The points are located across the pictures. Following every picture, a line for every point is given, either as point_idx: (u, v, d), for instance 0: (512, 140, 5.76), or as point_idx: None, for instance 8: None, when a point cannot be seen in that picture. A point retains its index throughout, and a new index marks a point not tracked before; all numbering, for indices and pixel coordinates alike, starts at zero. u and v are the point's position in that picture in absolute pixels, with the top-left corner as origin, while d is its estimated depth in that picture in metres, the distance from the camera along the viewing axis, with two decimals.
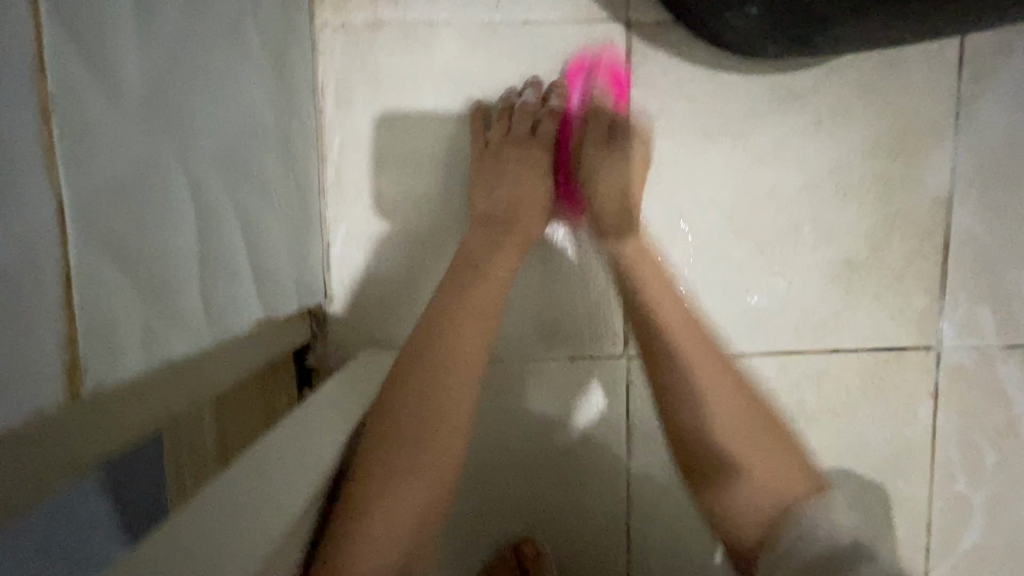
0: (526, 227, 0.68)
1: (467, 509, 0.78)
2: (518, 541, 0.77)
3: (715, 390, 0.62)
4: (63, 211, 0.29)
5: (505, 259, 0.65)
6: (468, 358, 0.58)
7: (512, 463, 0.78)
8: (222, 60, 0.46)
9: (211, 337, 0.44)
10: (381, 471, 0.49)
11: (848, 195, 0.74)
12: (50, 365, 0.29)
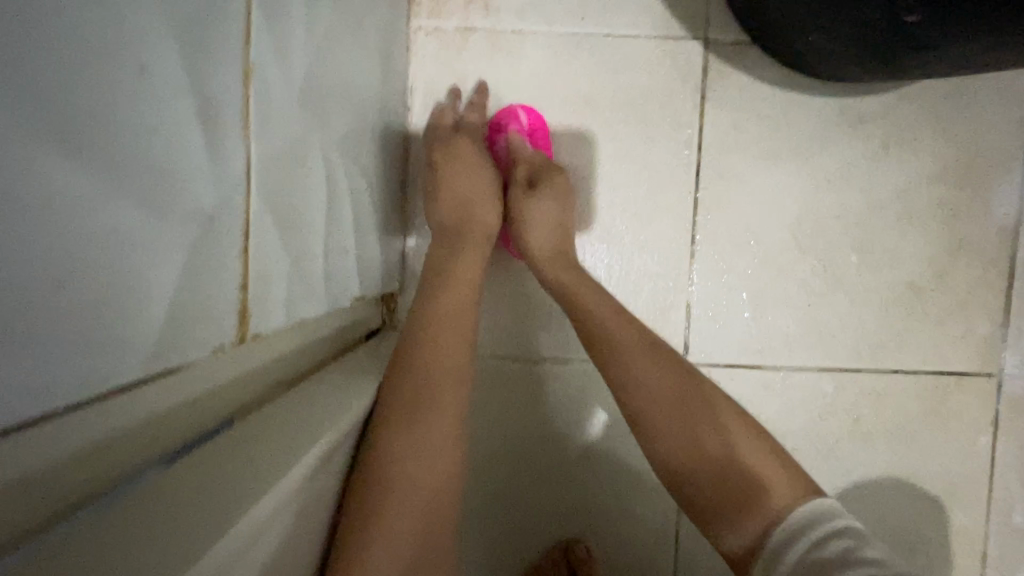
0: (481, 221, 0.65)
1: (518, 507, 0.79)
2: (568, 542, 0.78)
3: (670, 390, 0.56)
4: (250, 166, 0.32)
5: (467, 263, 0.63)
6: (446, 365, 0.56)
7: (565, 463, 0.79)
8: (350, 50, 0.49)
9: (326, 304, 0.47)
10: (372, 493, 0.49)
11: (913, 219, 0.75)
12: (228, 305, 0.31)
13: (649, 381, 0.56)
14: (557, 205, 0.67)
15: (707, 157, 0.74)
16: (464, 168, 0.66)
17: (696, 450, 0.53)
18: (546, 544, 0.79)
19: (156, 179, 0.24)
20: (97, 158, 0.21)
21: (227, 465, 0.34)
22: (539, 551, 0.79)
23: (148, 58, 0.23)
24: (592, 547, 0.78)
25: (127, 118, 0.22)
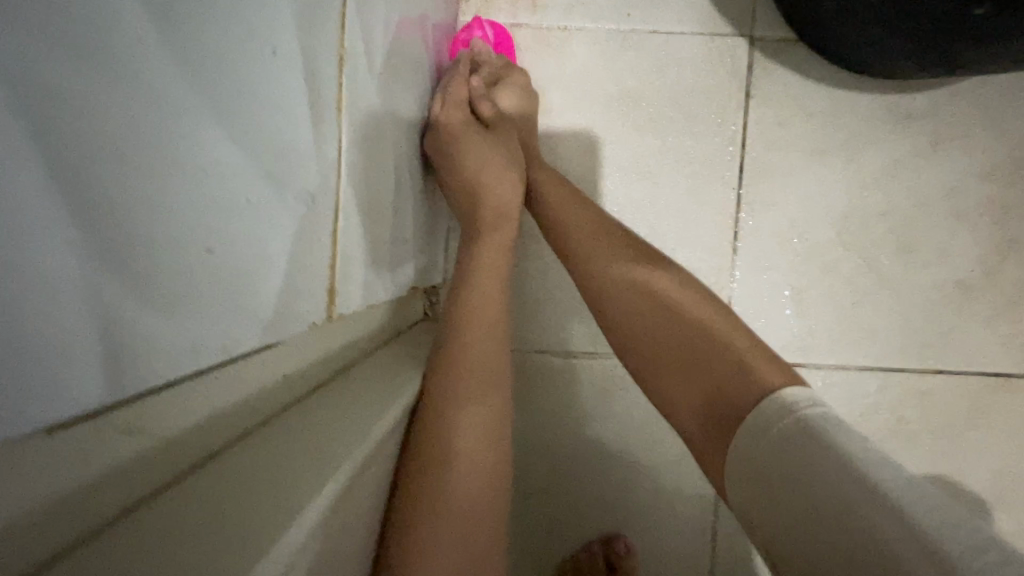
0: (499, 201, 0.61)
1: (556, 502, 0.79)
2: (606, 538, 0.78)
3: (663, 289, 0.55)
4: (342, 150, 0.33)
5: (494, 254, 0.60)
6: (482, 367, 0.54)
7: (604, 458, 0.79)
8: (414, 46, 0.51)
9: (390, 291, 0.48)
10: (426, 470, 0.48)
11: (961, 218, 0.74)
12: (321, 283, 0.32)
13: (654, 334, 0.54)
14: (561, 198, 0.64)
15: (752, 153, 0.74)
16: (477, 142, 0.61)
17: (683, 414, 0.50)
18: (584, 540, 0.79)
19: (287, 155, 0.27)
20: (249, 137, 0.24)
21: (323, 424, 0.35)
22: (576, 546, 0.79)
23: (269, 31, 0.25)
24: (630, 542, 0.78)
25: (268, 105, 0.25)
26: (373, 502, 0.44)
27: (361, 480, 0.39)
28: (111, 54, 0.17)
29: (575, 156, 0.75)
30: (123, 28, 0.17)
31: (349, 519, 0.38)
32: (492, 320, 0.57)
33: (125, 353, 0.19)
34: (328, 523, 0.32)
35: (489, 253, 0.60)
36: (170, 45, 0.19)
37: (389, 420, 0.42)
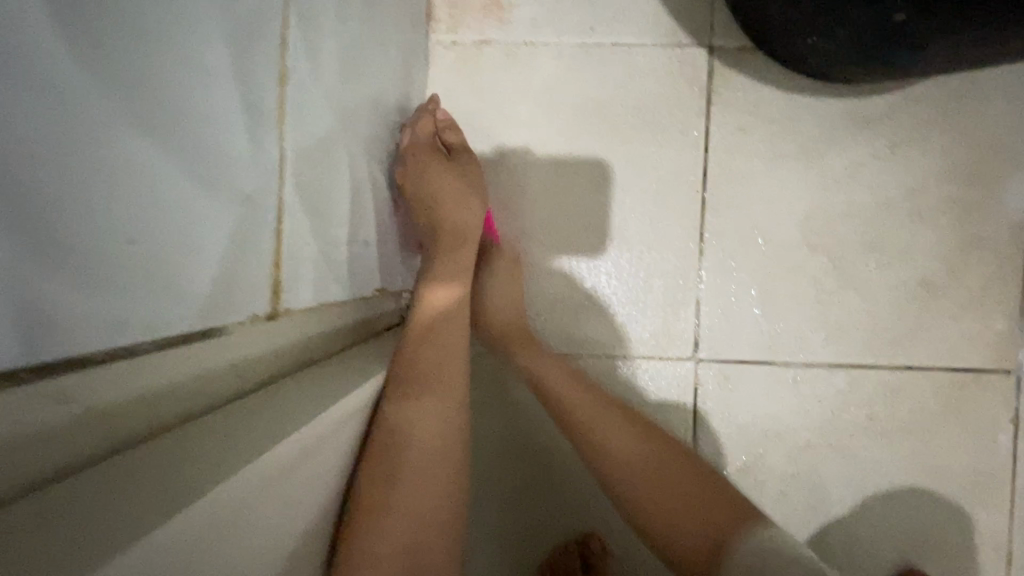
0: (445, 229, 0.65)
1: (532, 501, 0.81)
2: (583, 536, 0.80)
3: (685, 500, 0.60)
4: (285, 159, 0.36)
5: (448, 271, 0.64)
6: (438, 382, 0.57)
7: (577, 457, 0.81)
8: (373, 63, 0.54)
9: (349, 292, 0.50)
10: (375, 478, 0.51)
11: (922, 217, 0.76)
12: (261, 279, 0.34)
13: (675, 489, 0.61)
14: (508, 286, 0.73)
15: (715, 157, 0.77)
16: (440, 175, 0.65)
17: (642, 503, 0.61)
18: (561, 538, 0.81)
19: (215, 157, 0.29)
20: (173, 142, 0.26)
21: (269, 411, 0.37)
22: (553, 545, 0.81)
23: (201, 49, 0.27)
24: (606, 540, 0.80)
25: (195, 117, 0.27)
26: (329, 489, 0.47)
27: (312, 465, 0.42)
28: (28, 71, 0.19)
29: (542, 162, 0.78)
30: (43, 51, 0.20)
31: (298, 500, 0.41)
32: (448, 338, 0.60)
33: (48, 334, 0.21)
34: (265, 498, 0.34)
35: (445, 271, 0.64)
36: (93, 65, 0.22)
37: (340, 411, 0.44)
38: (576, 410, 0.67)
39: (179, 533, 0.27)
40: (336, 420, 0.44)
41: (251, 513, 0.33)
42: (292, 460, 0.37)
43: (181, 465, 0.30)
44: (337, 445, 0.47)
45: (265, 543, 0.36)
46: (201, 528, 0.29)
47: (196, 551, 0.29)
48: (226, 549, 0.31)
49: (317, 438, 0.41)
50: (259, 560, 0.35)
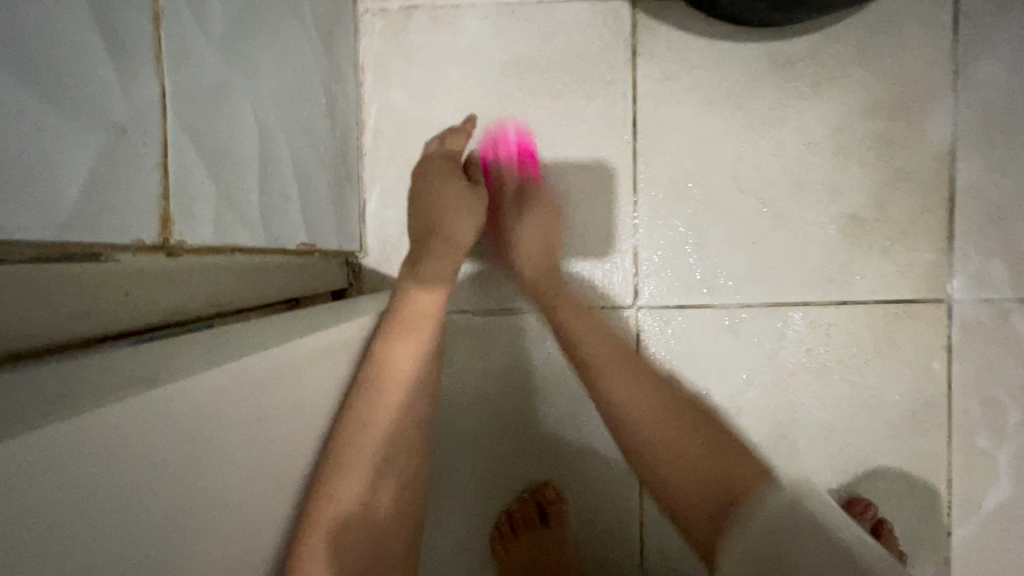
0: (449, 231, 0.70)
1: (489, 456, 0.84)
2: (538, 486, 0.83)
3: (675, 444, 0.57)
4: (164, 98, 0.38)
5: (435, 268, 0.69)
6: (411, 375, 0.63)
7: (530, 412, 0.83)
8: (282, 22, 0.56)
9: (266, 241, 0.52)
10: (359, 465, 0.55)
11: (848, 154, 0.78)
12: (146, 210, 0.37)
13: (672, 428, 0.58)
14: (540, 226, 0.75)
15: (643, 109, 0.79)
16: (446, 191, 0.71)
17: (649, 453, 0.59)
18: (518, 490, 0.84)
19: (83, 94, 0.32)
20: (32, 69, 0.28)
21: (178, 346, 0.40)
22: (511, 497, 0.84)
23: None
24: (561, 488, 0.83)
25: (49, 38, 0.29)
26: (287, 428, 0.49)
27: (276, 400, 0.45)
28: None
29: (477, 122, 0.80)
30: None
31: (266, 429, 0.44)
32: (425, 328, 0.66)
33: None
34: (224, 416, 0.39)
35: (434, 270, 0.69)
36: None
37: (293, 351, 0.48)
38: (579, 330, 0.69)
39: (127, 417, 0.31)
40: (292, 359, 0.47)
41: (213, 435, 0.38)
42: (248, 390, 0.41)
43: (119, 376, 0.33)
44: (300, 387, 0.50)
45: (232, 464, 0.40)
46: (143, 425, 0.32)
47: (145, 444, 0.32)
48: (186, 453, 0.35)
49: (275, 374, 0.45)
50: (227, 477, 0.40)
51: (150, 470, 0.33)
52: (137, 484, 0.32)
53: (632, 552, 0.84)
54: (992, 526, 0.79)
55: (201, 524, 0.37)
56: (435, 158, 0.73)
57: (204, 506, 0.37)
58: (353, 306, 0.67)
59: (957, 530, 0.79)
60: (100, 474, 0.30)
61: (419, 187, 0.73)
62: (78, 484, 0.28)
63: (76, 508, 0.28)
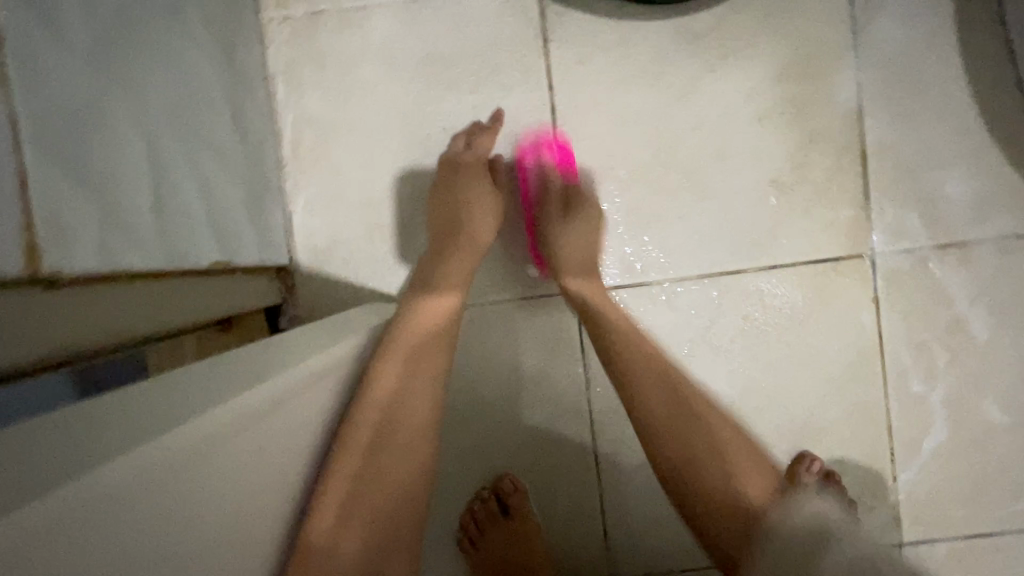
0: (475, 234, 0.75)
1: (449, 457, 0.85)
2: (496, 479, 0.84)
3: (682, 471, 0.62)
4: (18, 122, 0.36)
5: (456, 269, 0.73)
6: (432, 368, 0.65)
7: (484, 408, 0.84)
8: (168, 36, 0.54)
9: (166, 262, 0.51)
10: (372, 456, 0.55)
11: (763, 121, 0.79)
12: (8, 243, 0.35)
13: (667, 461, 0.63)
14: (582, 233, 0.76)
15: (561, 95, 0.79)
16: (475, 192, 0.75)
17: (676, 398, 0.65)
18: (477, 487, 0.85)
19: None
20: None
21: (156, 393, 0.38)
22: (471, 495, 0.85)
23: None
24: (520, 479, 0.84)
25: None
26: (284, 460, 0.47)
27: (283, 418, 0.46)
28: None
29: (396, 123, 0.79)
30: None
31: (273, 446, 0.44)
32: (440, 334, 0.68)
33: None
34: (240, 437, 0.39)
35: (452, 273, 0.72)
36: None
37: (302, 372, 0.48)
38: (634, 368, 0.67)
39: (153, 459, 0.30)
40: (297, 382, 0.47)
41: (256, 439, 0.41)
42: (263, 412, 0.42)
43: (156, 411, 0.34)
44: (307, 401, 0.50)
45: (246, 479, 0.40)
46: (167, 463, 0.32)
47: (167, 479, 0.32)
48: (202, 479, 0.35)
49: (286, 395, 0.45)
50: (239, 495, 0.40)
51: (217, 478, 0.37)
52: (187, 511, 0.34)
53: (597, 532, 0.85)
54: (932, 466, 0.82)
55: (214, 543, 0.37)
56: (467, 157, 0.76)
57: (221, 527, 0.38)
58: (316, 326, 0.65)
59: (901, 474, 0.82)
60: (123, 516, 0.29)
61: (443, 185, 0.76)
62: (107, 526, 0.28)
63: (169, 525, 0.33)
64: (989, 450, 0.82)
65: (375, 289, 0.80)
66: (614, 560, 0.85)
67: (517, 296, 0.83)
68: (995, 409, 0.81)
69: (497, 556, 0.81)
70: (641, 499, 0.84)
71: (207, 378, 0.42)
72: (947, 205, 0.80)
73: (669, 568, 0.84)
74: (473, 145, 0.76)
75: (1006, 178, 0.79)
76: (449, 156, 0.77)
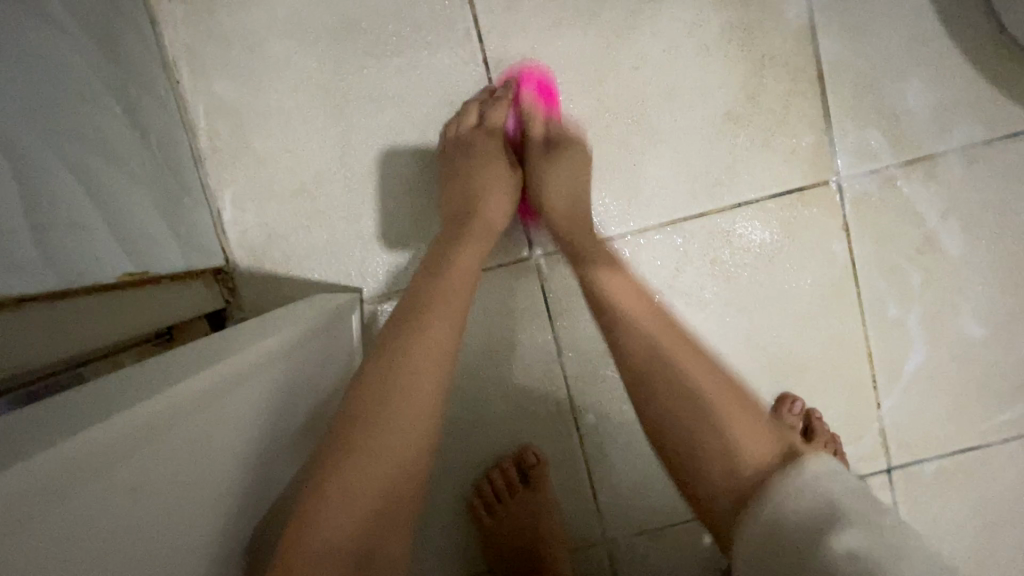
0: (489, 216, 0.69)
1: (458, 437, 0.82)
2: (518, 453, 0.82)
3: (715, 409, 0.55)
4: None
5: (470, 253, 0.66)
6: (433, 346, 0.57)
7: (501, 387, 0.81)
8: (30, 28, 0.48)
9: (63, 284, 0.46)
10: (366, 443, 0.51)
11: (710, 51, 0.74)
12: None
13: (741, 422, 0.55)
14: (570, 172, 0.71)
15: (491, 47, 0.73)
16: (487, 171, 0.70)
17: (677, 379, 0.58)
18: (497, 457, 0.82)
19: None
20: None
21: (112, 395, 0.40)
22: (484, 470, 0.83)
23: None
24: (544, 452, 0.82)
25: None
26: (229, 460, 0.47)
27: (235, 405, 0.47)
28: None
29: (318, 99, 0.73)
30: None
31: (225, 432, 0.46)
32: (452, 311, 0.61)
33: None
34: (186, 424, 0.41)
35: (463, 257, 0.65)
36: None
37: (233, 364, 0.48)
38: (677, 360, 0.58)
39: (98, 442, 0.33)
40: (234, 371, 0.48)
41: (222, 416, 0.46)
42: (203, 400, 0.43)
43: (126, 395, 0.40)
44: (256, 391, 0.51)
45: (201, 465, 0.43)
46: (107, 452, 0.34)
47: (116, 463, 0.35)
48: (155, 465, 0.38)
49: (228, 383, 0.47)
50: (196, 477, 0.42)
51: (193, 452, 0.42)
52: (169, 480, 0.39)
53: (586, 500, 0.83)
54: (914, 389, 0.81)
55: (169, 525, 0.39)
56: (478, 134, 0.71)
57: (179, 516, 0.40)
58: (253, 331, 0.61)
59: (884, 400, 0.81)
60: (72, 500, 0.31)
61: (460, 168, 0.71)
62: (58, 510, 0.31)
63: (153, 489, 0.37)
64: (969, 367, 0.80)
65: (321, 281, 0.75)
66: (606, 527, 0.83)
67: (497, 270, 0.80)
68: (972, 324, 0.80)
69: (501, 529, 0.80)
70: (627, 461, 0.83)
71: (166, 375, 0.45)
72: (911, 119, 0.76)
73: (661, 526, 0.83)
74: (486, 123, 0.71)
75: (968, 84, 0.75)
76: (456, 134, 0.72)
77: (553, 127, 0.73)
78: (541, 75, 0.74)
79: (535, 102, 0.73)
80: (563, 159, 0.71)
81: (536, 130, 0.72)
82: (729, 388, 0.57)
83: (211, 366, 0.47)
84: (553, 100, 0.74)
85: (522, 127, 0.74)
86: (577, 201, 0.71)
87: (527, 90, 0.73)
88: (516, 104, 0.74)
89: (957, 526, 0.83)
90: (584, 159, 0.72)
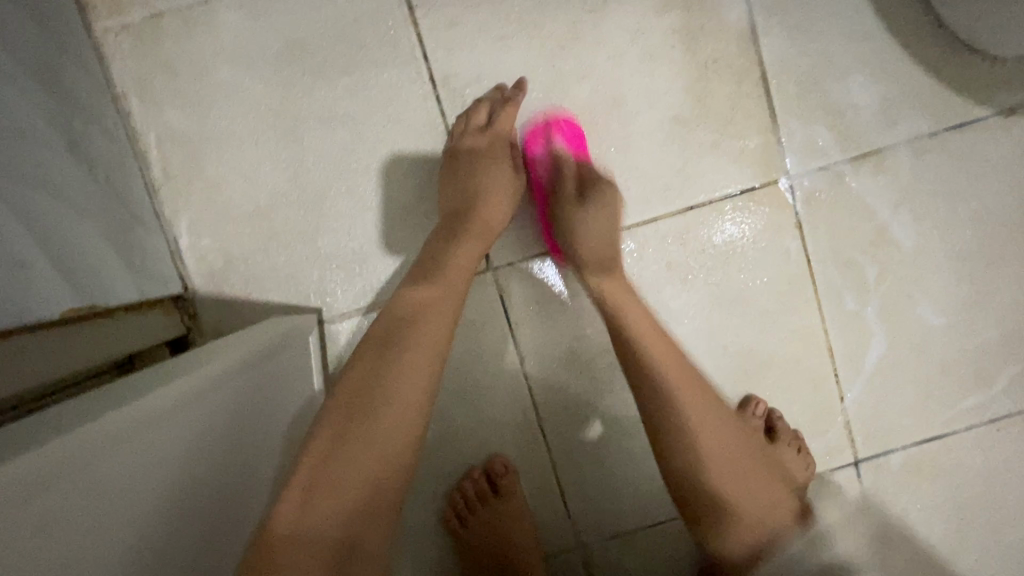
0: (485, 218, 0.70)
1: (427, 449, 0.83)
2: (488, 462, 0.82)
3: (714, 471, 0.62)
4: None
5: (465, 255, 0.67)
6: (424, 350, 0.58)
7: (467, 398, 0.82)
8: None
9: (16, 318, 0.47)
10: (353, 445, 0.52)
11: (655, 58, 0.75)
12: None
13: (718, 430, 0.63)
14: (605, 226, 0.73)
15: (438, 63, 0.74)
16: (489, 175, 0.71)
17: (664, 384, 0.64)
18: (467, 467, 0.83)
19: None
20: None
21: (65, 420, 0.41)
22: (454, 481, 0.83)
23: None
24: (513, 459, 0.83)
25: None
26: (197, 476, 0.47)
27: (194, 422, 0.48)
28: None
29: (268, 122, 0.74)
30: None
31: (188, 446, 0.47)
32: (446, 314, 0.62)
33: None
34: (142, 435, 0.42)
35: (460, 260, 0.66)
36: None
37: (188, 384, 0.49)
38: (696, 431, 0.62)
39: (42, 464, 0.34)
40: (190, 391, 0.49)
41: (181, 432, 0.46)
42: (157, 416, 0.44)
43: (79, 419, 0.41)
44: (215, 409, 0.51)
45: (164, 479, 0.43)
46: (61, 464, 0.35)
47: (65, 481, 0.35)
48: (110, 481, 0.38)
49: (183, 403, 0.48)
50: (159, 492, 0.42)
51: (152, 468, 0.42)
52: (128, 495, 0.40)
53: (558, 506, 0.83)
54: (876, 380, 0.81)
55: (136, 537, 0.39)
56: (482, 135, 0.72)
57: (144, 529, 0.40)
58: (209, 350, 0.62)
59: (848, 393, 0.82)
60: (30, 508, 0.33)
61: (463, 168, 0.72)
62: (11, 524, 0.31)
63: (112, 504, 0.38)
64: (930, 355, 0.81)
65: (279, 302, 0.76)
66: (579, 531, 0.84)
67: None
68: (930, 313, 0.80)
69: (474, 539, 0.80)
70: (598, 464, 0.83)
71: (121, 398, 0.46)
72: (856, 115, 0.77)
73: (633, 529, 0.84)
74: (493, 122, 0.72)
75: (910, 77, 0.76)
76: (463, 134, 0.73)
77: (587, 175, 0.75)
78: (568, 120, 0.76)
79: (565, 149, 0.75)
80: (595, 212, 0.73)
81: (568, 172, 0.75)
82: (728, 459, 0.63)
83: (166, 389, 0.47)
84: (586, 153, 0.76)
85: (553, 171, 0.76)
86: (609, 228, 0.73)
87: (557, 136, 0.76)
88: (546, 150, 0.76)
89: (927, 515, 0.83)
90: (614, 207, 0.74)
